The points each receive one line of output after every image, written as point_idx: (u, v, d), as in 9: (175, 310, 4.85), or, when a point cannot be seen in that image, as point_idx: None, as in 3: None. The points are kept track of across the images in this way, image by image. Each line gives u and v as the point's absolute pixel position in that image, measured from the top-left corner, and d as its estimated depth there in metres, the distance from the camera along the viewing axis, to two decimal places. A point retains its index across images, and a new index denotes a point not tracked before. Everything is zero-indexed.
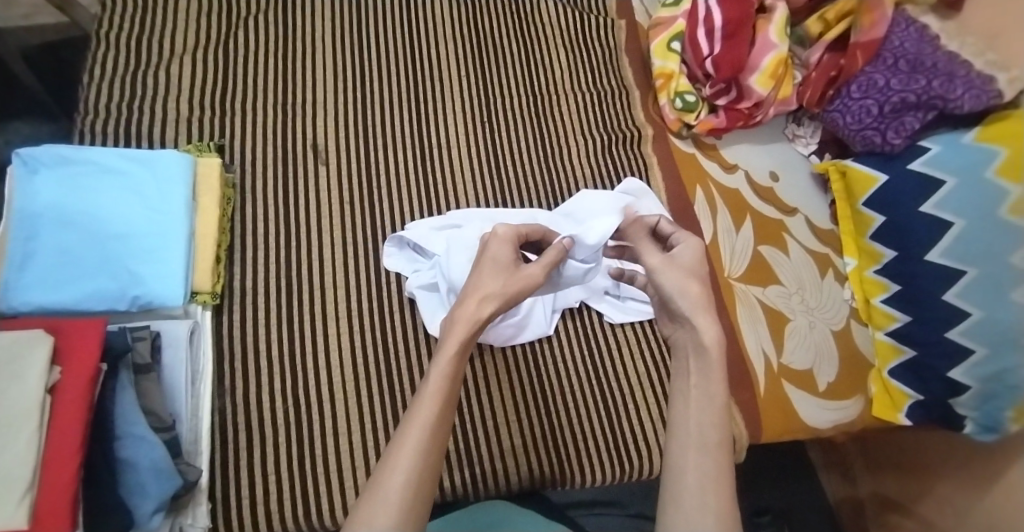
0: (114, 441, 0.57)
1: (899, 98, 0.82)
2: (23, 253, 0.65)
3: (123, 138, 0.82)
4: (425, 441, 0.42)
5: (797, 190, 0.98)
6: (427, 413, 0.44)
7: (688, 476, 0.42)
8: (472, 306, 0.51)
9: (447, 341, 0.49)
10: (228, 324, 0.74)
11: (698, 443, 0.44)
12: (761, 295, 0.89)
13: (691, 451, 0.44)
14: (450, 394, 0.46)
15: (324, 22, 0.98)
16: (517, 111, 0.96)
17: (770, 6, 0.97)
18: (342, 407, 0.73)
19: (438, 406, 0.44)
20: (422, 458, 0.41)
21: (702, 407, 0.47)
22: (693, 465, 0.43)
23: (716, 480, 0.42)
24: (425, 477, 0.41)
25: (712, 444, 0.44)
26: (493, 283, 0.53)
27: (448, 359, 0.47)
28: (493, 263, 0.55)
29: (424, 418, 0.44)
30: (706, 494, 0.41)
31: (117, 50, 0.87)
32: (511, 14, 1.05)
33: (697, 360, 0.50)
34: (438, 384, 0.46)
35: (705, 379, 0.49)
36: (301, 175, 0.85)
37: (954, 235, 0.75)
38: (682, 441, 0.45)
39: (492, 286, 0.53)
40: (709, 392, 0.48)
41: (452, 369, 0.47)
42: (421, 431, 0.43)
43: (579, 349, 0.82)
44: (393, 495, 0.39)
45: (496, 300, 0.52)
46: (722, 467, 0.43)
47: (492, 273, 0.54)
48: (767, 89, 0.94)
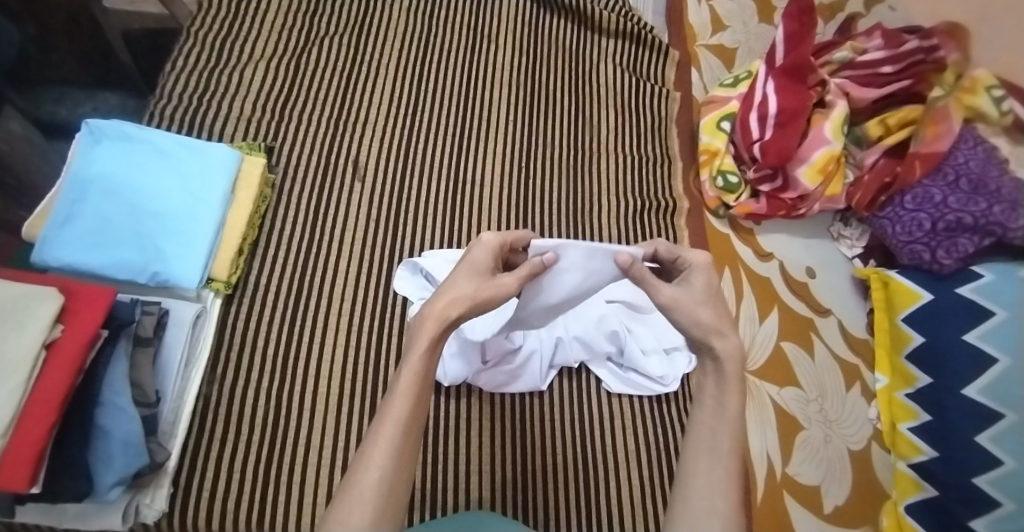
0: (94, 407, 0.57)
1: (954, 217, 0.76)
2: (66, 213, 0.69)
3: (187, 125, 0.88)
4: (400, 442, 0.43)
5: (834, 291, 0.93)
6: (400, 411, 0.44)
7: (698, 480, 0.45)
8: (440, 306, 0.48)
9: (419, 336, 0.47)
10: (235, 314, 0.76)
11: (708, 449, 0.46)
12: (775, 395, 0.83)
13: (703, 457, 0.46)
14: (421, 391, 0.46)
15: (391, 50, 1.03)
16: (556, 162, 0.97)
17: (829, 102, 0.96)
18: (320, 419, 0.72)
19: (410, 406, 0.44)
20: (396, 457, 0.43)
21: (715, 419, 0.47)
22: (704, 472, 0.45)
23: (726, 485, 0.44)
24: (400, 471, 0.43)
25: (723, 449, 0.46)
26: (464, 285, 0.50)
27: (418, 358, 0.46)
28: (469, 268, 0.52)
29: (397, 417, 0.44)
30: (713, 497, 0.44)
31: (202, 47, 0.95)
32: (569, 69, 1.08)
33: (711, 369, 0.49)
34: (410, 382, 0.45)
35: (722, 399, 0.47)
36: (337, 187, 0.89)
37: (996, 374, 0.67)
38: (696, 447, 0.47)
39: (463, 290, 0.49)
40: (723, 408, 0.47)
41: (423, 367, 0.46)
42: (395, 430, 0.43)
43: (571, 412, 0.79)
44: (367, 489, 0.41)
45: (464, 306, 0.49)
46: (731, 472, 0.45)
47: (462, 276, 0.51)
48: (815, 184, 0.92)
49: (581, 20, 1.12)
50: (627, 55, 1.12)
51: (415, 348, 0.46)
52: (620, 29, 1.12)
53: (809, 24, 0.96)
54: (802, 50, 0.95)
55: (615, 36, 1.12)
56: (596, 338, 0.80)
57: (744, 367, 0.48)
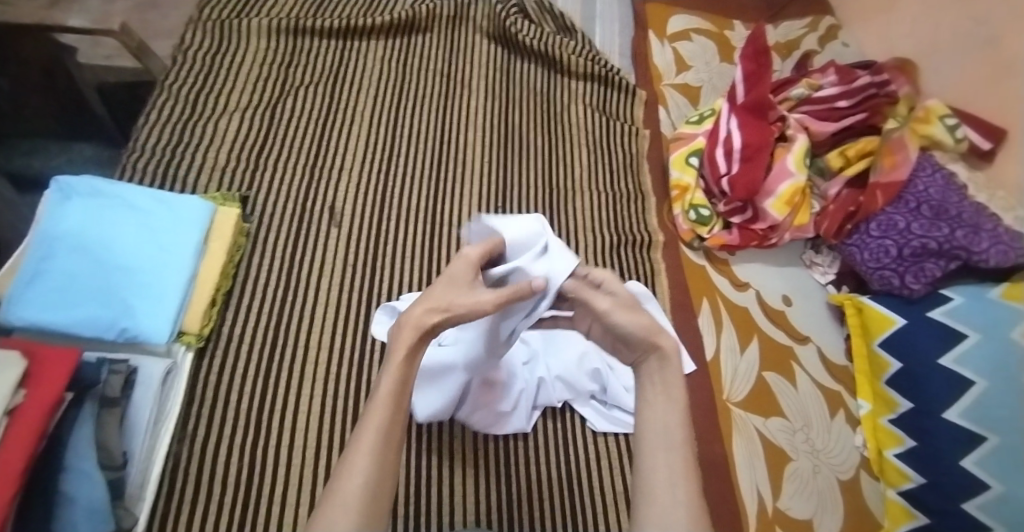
0: (58, 473, 0.54)
1: (920, 243, 0.81)
2: (33, 270, 0.68)
3: (161, 177, 0.88)
4: (381, 446, 0.45)
5: (810, 318, 0.93)
6: (378, 416, 0.46)
7: (661, 474, 0.47)
8: (419, 314, 0.49)
9: (398, 342, 0.48)
10: (207, 368, 0.75)
11: (664, 442, 0.49)
12: (761, 426, 0.82)
13: (660, 450, 0.49)
14: (399, 397, 0.48)
15: (366, 98, 1.06)
16: (531, 201, 0.99)
17: (790, 136, 1.00)
18: (295, 473, 0.70)
19: (389, 412, 0.47)
20: (378, 461, 0.45)
21: (666, 404, 0.51)
22: (663, 466, 0.48)
23: (686, 475, 0.47)
24: (383, 473, 0.45)
25: (677, 439, 0.49)
26: (445, 295, 0.50)
27: (398, 361, 0.48)
28: (447, 281, 0.51)
29: (378, 421, 0.46)
30: (675, 490, 0.46)
31: (177, 101, 0.96)
32: (541, 111, 1.11)
33: (656, 367, 0.53)
34: (389, 384, 0.48)
35: (665, 386, 0.52)
36: (313, 233, 0.89)
37: (975, 394, 0.71)
38: (652, 444, 0.49)
39: (441, 299, 0.50)
40: (674, 394, 0.52)
41: (402, 372, 0.48)
42: (376, 434, 0.46)
43: (555, 453, 0.78)
44: (352, 496, 0.43)
45: (443, 312, 0.49)
46: (689, 459, 0.48)
47: (443, 288, 0.51)
48: (783, 215, 0.94)
49: (550, 65, 1.16)
50: (596, 97, 1.15)
51: (395, 353, 0.48)
52: (589, 73, 1.16)
53: (765, 65, 1.01)
54: (761, 88, 0.99)
55: (584, 79, 1.16)
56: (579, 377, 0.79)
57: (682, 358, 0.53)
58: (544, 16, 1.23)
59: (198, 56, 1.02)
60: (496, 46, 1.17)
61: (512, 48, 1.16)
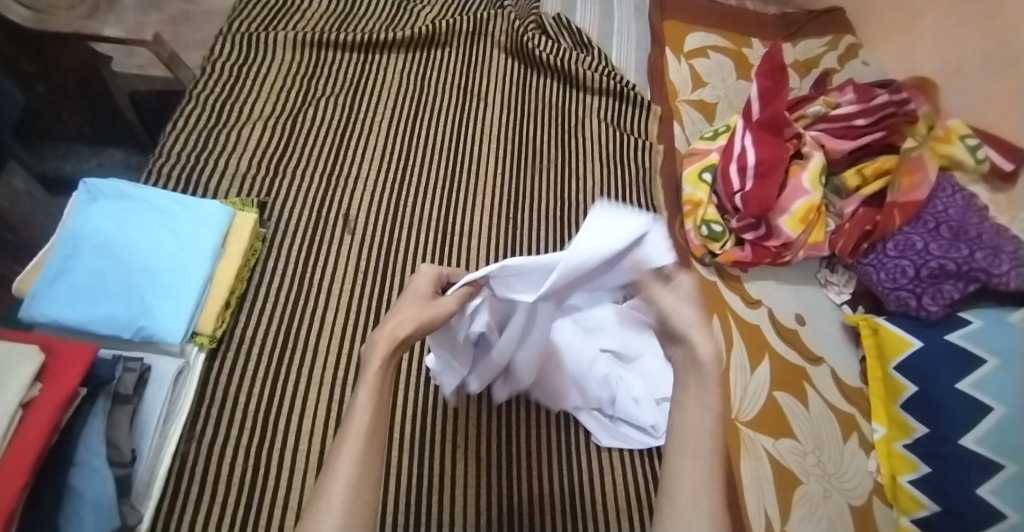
0: (69, 467, 0.56)
1: (938, 264, 0.80)
2: (58, 269, 0.70)
3: (184, 182, 0.90)
4: (362, 454, 0.43)
5: (824, 338, 0.92)
6: (360, 424, 0.44)
7: (683, 483, 0.42)
8: (389, 328, 0.49)
9: (375, 355, 0.48)
10: (219, 369, 0.76)
11: (691, 449, 0.44)
12: (771, 447, 0.80)
13: (687, 458, 0.43)
14: (379, 401, 0.47)
15: (385, 109, 1.08)
16: (543, 213, 0.99)
17: (806, 154, 0.99)
18: (298, 477, 0.70)
19: (370, 415, 0.45)
20: (363, 463, 0.43)
21: (698, 415, 0.45)
22: (690, 475, 0.42)
23: (711, 487, 0.42)
24: (366, 483, 0.42)
25: (707, 449, 0.43)
26: (409, 308, 0.52)
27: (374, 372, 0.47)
28: (412, 294, 0.53)
29: (359, 425, 0.45)
30: (698, 509, 0.41)
31: (203, 109, 0.99)
32: (555, 124, 1.12)
33: (691, 370, 0.48)
34: (369, 396, 0.46)
35: (699, 386, 0.47)
36: (327, 239, 0.90)
37: (991, 422, 0.68)
38: (679, 450, 0.44)
39: (415, 313, 0.51)
40: (704, 402, 0.46)
41: (380, 376, 0.47)
42: (358, 438, 0.44)
43: (558, 466, 0.77)
44: (337, 497, 0.40)
45: (415, 323, 0.50)
46: (716, 475, 0.42)
47: (414, 304, 0.52)
48: (797, 232, 0.93)
49: (567, 80, 1.17)
50: (611, 111, 1.16)
51: (372, 362, 0.48)
52: (605, 88, 1.16)
53: (781, 82, 1.01)
54: (776, 105, 0.99)
55: (600, 94, 1.17)
56: (590, 386, 0.75)
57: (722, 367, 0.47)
58: (562, 31, 1.25)
59: (225, 66, 1.05)
60: (514, 60, 1.19)
61: (529, 62, 1.18)
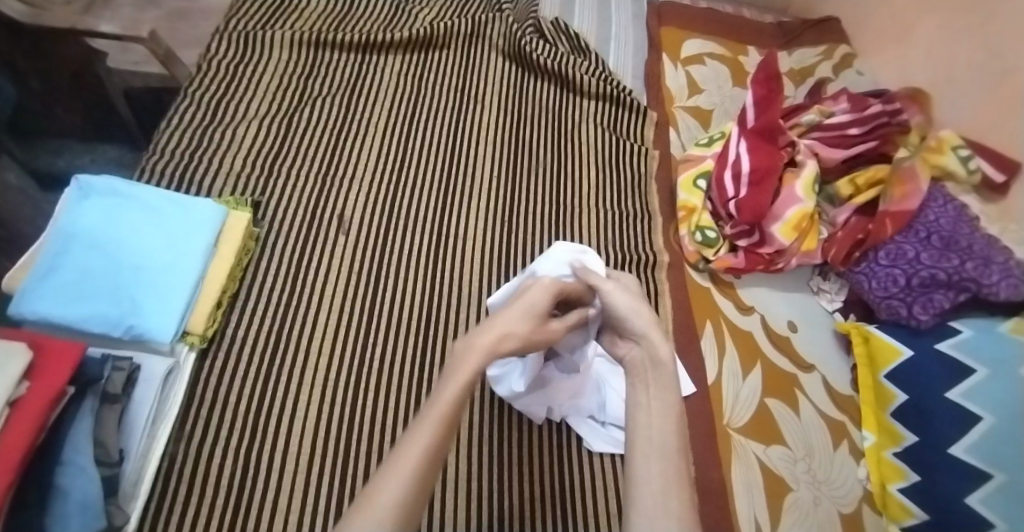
0: (55, 466, 0.55)
1: (928, 274, 0.81)
2: (48, 267, 0.69)
3: (177, 180, 0.90)
4: (426, 458, 0.44)
5: (816, 346, 0.92)
6: (430, 429, 0.46)
7: (651, 480, 0.45)
8: (492, 341, 0.53)
9: (466, 367, 0.51)
10: (210, 369, 0.76)
11: (657, 447, 0.47)
12: (761, 454, 0.80)
13: (651, 456, 0.46)
14: (450, 422, 0.47)
15: (381, 110, 1.08)
16: (536, 216, 0.99)
17: (800, 162, 0.99)
18: (288, 479, 0.70)
19: (437, 432, 0.46)
20: (418, 480, 0.43)
21: (661, 416, 0.49)
22: (658, 473, 0.45)
23: (678, 482, 0.45)
24: (423, 487, 0.43)
25: (672, 449, 0.47)
26: (519, 326, 0.56)
27: (462, 379, 0.49)
28: (528, 309, 0.57)
29: (425, 439, 0.45)
30: (666, 498, 0.43)
31: (197, 106, 0.98)
32: (551, 128, 1.12)
33: (651, 366, 0.54)
34: (447, 403, 0.48)
35: (659, 390, 0.52)
36: (321, 240, 0.90)
37: (981, 432, 0.69)
38: (646, 448, 0.47)
39: (519, 328, 0.56)
40: (666, 406, 0.50)
41: (459, 396, 0.49)
42: (420, 451, 0.44)
43: (550, 469, 0.76)
44: (386, 508, 0.40)
45: (517, 340, 0.55)
46: (681, 471, 0.46)
47: (517, 317, 0.56)
48: (790, 240, 0.94)
49: (564, 84, 1.17)
50: (607, 116, 1.16)
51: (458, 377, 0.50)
52: (601, 93, 1.17)
53: (776, 90, 1.01)
54: (771, 113, 0.99)
55: (596, 99, 1.17)
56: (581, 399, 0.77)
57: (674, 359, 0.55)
58: (560, 35, 1.26)
59: (222, 64, 1.05)
60: (510, 63, 1.19)
61: (526, 66, 1.18)
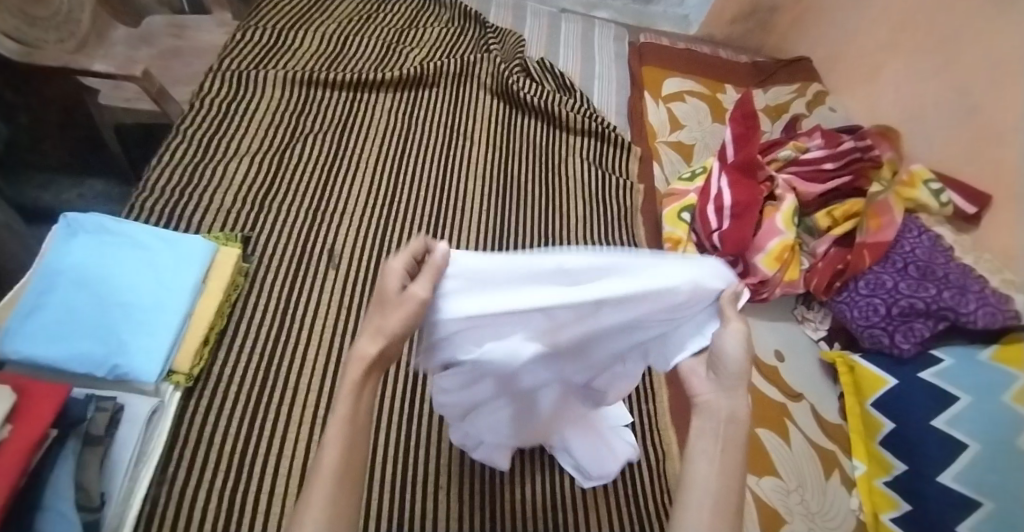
0: (36, 512, 0.54)
1: (907, 303, 0.83)
2: (32, 305, 0.68)
3: (166, 216, 0.90)
4: (333, 483, 0.39)
5: (803, 375, 0.93)
6: (334, 443, 0.41)
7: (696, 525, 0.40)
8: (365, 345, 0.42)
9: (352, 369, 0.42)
10: (195, 407, 0.74)
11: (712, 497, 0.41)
12: (755, 486, 0.79)
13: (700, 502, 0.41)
14: (353, 421, 0.42)
15: (372, 146, 1.10)
16: (526, 248, 1.01)
17: (779, 195, 1.02)
18: (273, 521, 0.68)
19: (342, 438, 0.41)
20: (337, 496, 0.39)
21: (726, 464, 0.43)
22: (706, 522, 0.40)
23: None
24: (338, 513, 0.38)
25: (726, 502, 0.41)
26: (382, 319, 0.41)
27: (349, 385, 0.42)
28: (381, 302, 0.42)
29: (332, 454, 0.40)
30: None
31: (189, 143, 0.99)
32: (539, 163, 1.15)
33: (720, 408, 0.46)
34: (343, 416, 0.41)
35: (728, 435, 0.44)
36: (310, 275, 0.90)
37: (967, 459, 0.71)
38: (689, 486, 0.42)
39: (396, 332, 0.41)
40: (734, 462, 0.43)
41: (356, 396, 0.42)
42: (336, 460, 0.40)
43: (542, 506, 0.74)
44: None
45: (400, 342, 0.41)
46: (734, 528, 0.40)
47: (396, 317, 0.41)
48: (774, 269, 0.96)
49: (550, 121, 1.21)
50: (593, 151, 1.19)
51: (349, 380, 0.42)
52: (587, 129, 1.20)
53: (754, 127, 1.05)
54: (749, 149, 1.02)
55: (582, 135, 1.21)
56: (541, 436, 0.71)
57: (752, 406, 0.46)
58: (546, 74, 1.30)
59: (214, 102, 1.06)
60: (498, 101, 1.22)
61: (514, 103, 1.22)
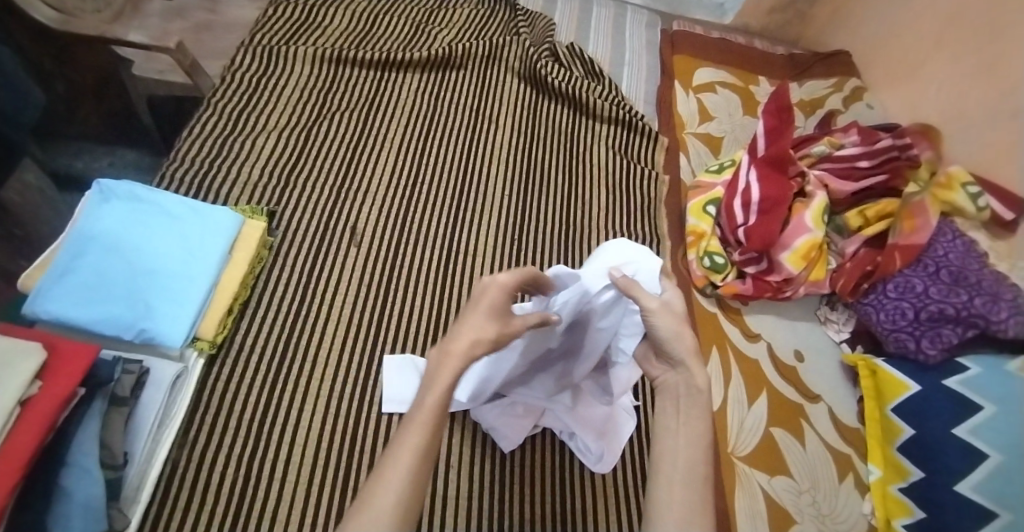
0: (61, 467, 0.56)
1: (937, 308, 0.81)
2: (65, 267, 0.70)
3: (194, 187, 0.91)
4: (411, 477, 0.44)
5: (822, 376, 0.92)
6: (414, 439, 0.46)
7: (672, 500, 0.45)
8: (464, 346, 0.51)
9: (441, 371, 0.49)
10: (217, 375, 0.76)
11: (683, 472, 0.47)
12: (766, 485, 0.79)
13: (671, 477, 0.47)
14: (435, 421, 0.47)
15: (397, 126, 1.10)
16: (546, 235, 1.00)
17: (809, 192, 1.00)
18: (287, 489, 0.70)
19: (423, 434, 0.46)
20: (410, 485, 0.44)
21: (691, 441, 0.48)
22: (679, 499, 0.45)
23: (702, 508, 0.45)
24: (410, 503, 0.44)
25: (698, 478, 0.47)
26: (487, 328, 0.52)
27: (441, 387, 0.48)
28: (488, 310, 0.53)
29: (412, 445, 0.46)
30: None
31: (219, 116, 1.00)
32: (563, 150, 1.13)
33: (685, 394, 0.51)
34: (428, 415, 0.47)
35: (690, 415, 0.50)
36: (333, 251, 0.91)
37: (988, 470, 0.69)
38: (662, 465, 0.48)
39: (486, 331, 0.52)
40: (696, 431, 0.49)
41: (442, 397, 0.48)
42: (411, 456, 0.45)
43: (552, 492, 0.75)
44: (383, 515, 0.42)
45: (486, 346, 0.52)
46: (707, 501, 0.46)
47: (485, 320, 0.52)
48: (799, 269, 0.94)
49: (577, 106, 1.19)
50: (619, 140, 1.18)
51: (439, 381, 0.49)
52: (614, 117, 1.18)
53: (786, 121, 1.03)
54: (781, 143, 1.00)
55: (609, 123, 1.19)
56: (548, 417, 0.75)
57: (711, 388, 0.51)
58: (575, 60, 1.28)
59: (244, 77, 1.07)
60: (525, 85, 1.21)
61: (541, 88, 1.20)
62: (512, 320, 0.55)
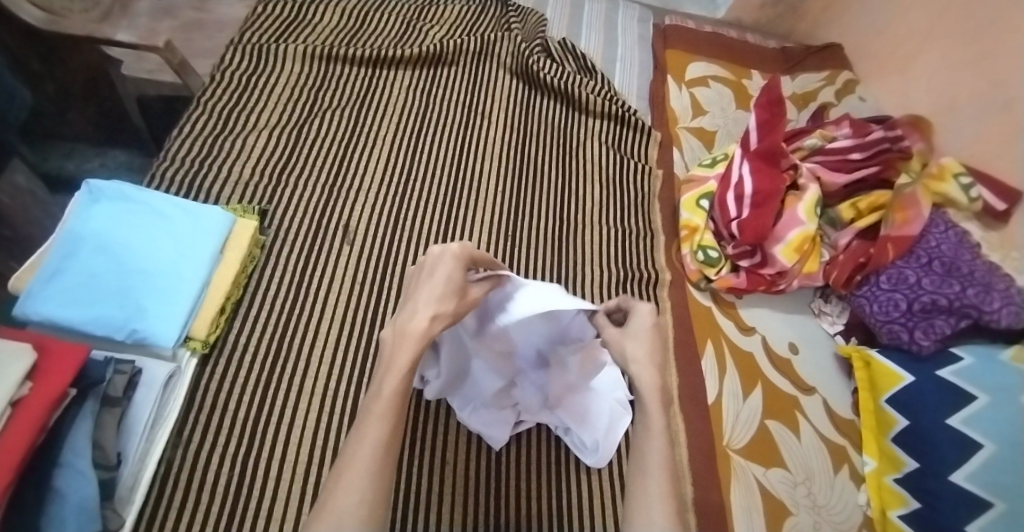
0: (53, 468, 0.55)
1: (930, 299, 0.81)
2: (55, 268, 0.70)
3: (185, 186, 0.91)
4: (376, 461, 0.50)
5: (816, 368, 0.92)
6: (377, 430, 0.52)
7: (640, 492, 0.53)
8: (425, 324, 0.58)
9: (399, 353, 0.57)
10: (210, 374, 0.76)
11: (642, 468, 0.55)
12: (761, 477, 0.79)
13: (638, 476, 0.55)
14: (395, 414, 0.54)
15: (389, 123, 1.09)
16: (539, 230, 1.00)
17: (802, 185, 1.00)
18: (282, 487, 0.70)
19: (387, 425, 0.52)
20: (372, 472, 0.49)
21: (650, 442, 0.57)
22: (646, 489, 0.53)
23: (663, 497, 0.52)
24: (380, 487, 0.49)
25: (655, 468, 0.55)
26: (448, 304, 0.59)
27: (396, 377, 0.55)
28: (445, 287, 0.59)
29: (376, 434, 0.52)
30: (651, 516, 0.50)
31: (209, 115, 1.00)
32: (556, 145, 1.13)
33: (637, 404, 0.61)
34: (386, 403, 0.54)
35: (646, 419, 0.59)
36: (326, 249, 0.91)
37: (981, 460, 0.70)
38: (634, 470, 0.56)
39: (447, 306, 0.59)
40: (648, 429, 0.58)
41: (400, 385, 0.55)
42: (373, 445, 0.51)
43: (547, 487, 0.75)
44: (347, 505, 0.46)
45: (447, 319, 0.59)
46: (668, 488, 0.53)
47: (442, 294, 0.59)
48: (792, 261, 0.94)
49: (570, 102, 1.19)
50: (612, 135, 1.18)
51: (395, 367, 0.56)
52: (607, 112, 1.18)
53: (778, 114, 1.02)
54: (773, 136, 1.00)
55: (602, 118, 1.19)
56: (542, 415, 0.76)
57: (659, 396, 0.61)
58: (567, 55, 1.28)
59: (235, 75, 1.07)
60: (518, 81, 1.20)
61: (533, 84, 1.20)
62: (470, 292, 0.61)
